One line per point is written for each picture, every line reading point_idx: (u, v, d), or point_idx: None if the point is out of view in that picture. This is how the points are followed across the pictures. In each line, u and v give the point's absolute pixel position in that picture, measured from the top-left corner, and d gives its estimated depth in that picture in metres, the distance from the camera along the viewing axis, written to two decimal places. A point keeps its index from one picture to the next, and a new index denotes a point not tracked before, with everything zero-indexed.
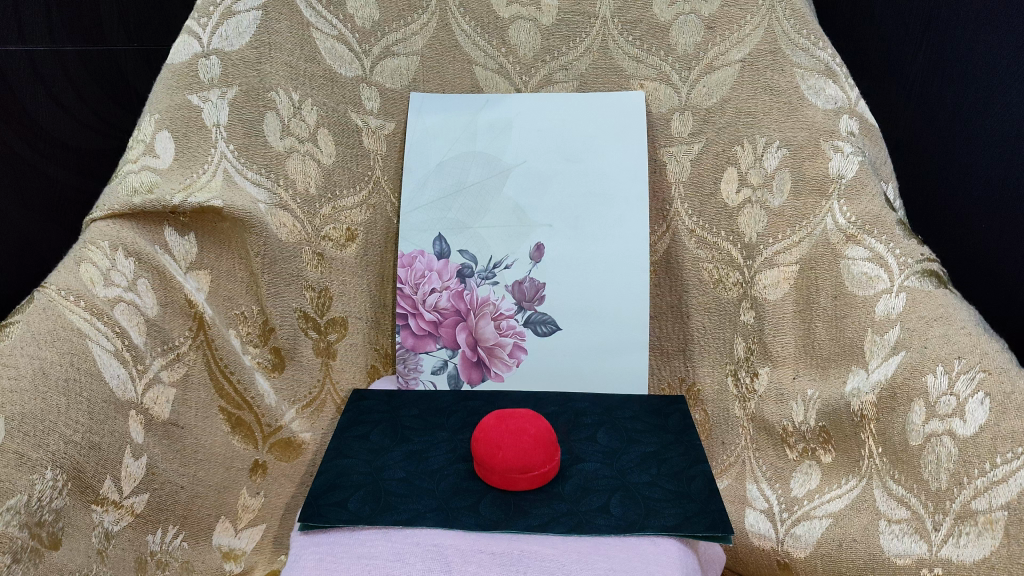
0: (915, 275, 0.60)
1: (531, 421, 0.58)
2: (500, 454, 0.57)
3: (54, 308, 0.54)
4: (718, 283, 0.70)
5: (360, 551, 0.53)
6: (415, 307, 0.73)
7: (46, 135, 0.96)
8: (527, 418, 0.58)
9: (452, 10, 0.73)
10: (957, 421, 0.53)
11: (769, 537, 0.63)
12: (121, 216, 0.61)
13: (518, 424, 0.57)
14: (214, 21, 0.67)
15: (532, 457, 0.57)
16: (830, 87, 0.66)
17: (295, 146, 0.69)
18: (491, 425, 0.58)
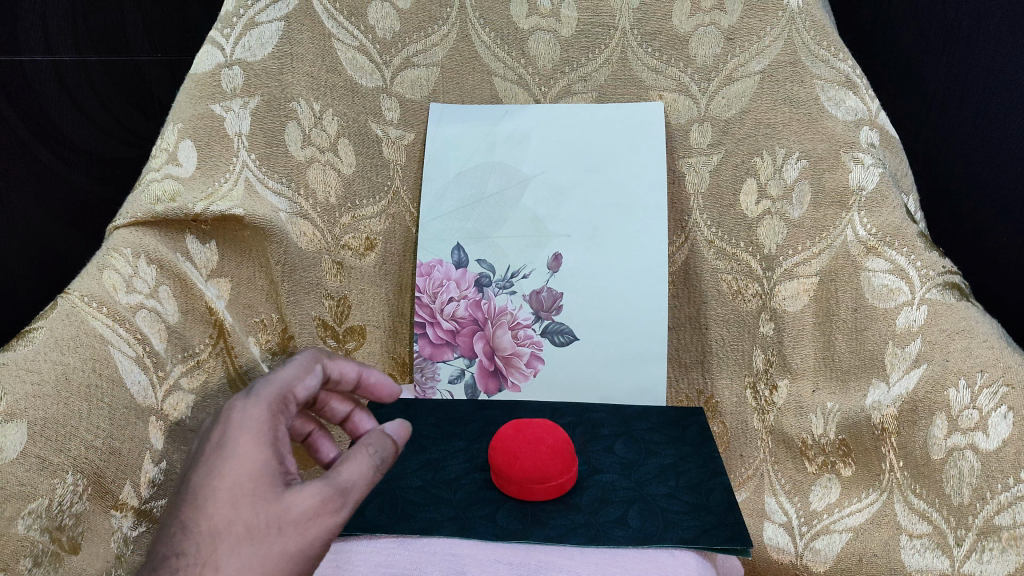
0: (937, 288, 0.59)
1: (549, 431, 0.58)
2: (518, 457, 0.57)
3: (78, 315, 0.55)
4: (737, 294, 0.70)
5: (377, 559, 0.54)
6: (433, 316, 0.73)
7: (71, 144, 0.99)
8: (544, 428, 0.59)
9: (472, 21, 0.74)
10: (980, 434, 0.52)
11: (788, 550, 0.64)
12: (144, 224, 0.62)
13: (535, 430, 0.58)
14: (237, 33, 0.68)
15: (549, 466, 0.57)
16: (851, 99, 0.66)
17: (316, 155, 0.70)
18: (508, 433, 0.59)
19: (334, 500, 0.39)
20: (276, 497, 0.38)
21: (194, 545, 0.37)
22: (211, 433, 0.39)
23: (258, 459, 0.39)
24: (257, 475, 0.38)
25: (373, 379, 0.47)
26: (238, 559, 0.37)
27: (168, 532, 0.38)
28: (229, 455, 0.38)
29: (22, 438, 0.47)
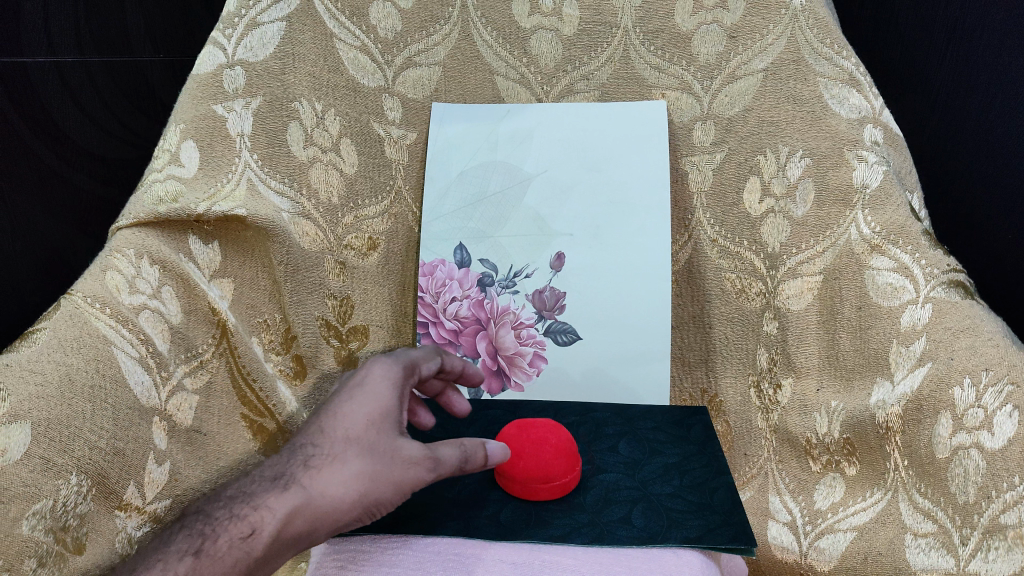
0: (942, 286, 0.59)
1: (553, 432, 0.59)
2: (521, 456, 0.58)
3: (81, 316, 0.55)
4: (740, 292, 0.69)
5: (382, 558, 0.53)
6: (436, 316, 0.73)
7: (74, 146, 0.99)
8: (549, 429, 0.59)
9: (474, 20, 0.74)
10: (985, 433, 0.52)
11: (792, 549, 0.63)
12: (147, 224, 0.62)
13: (540, 431, 0.59)
14: (239, 33, 0.67)
15: (553, 465, 0.57)
16: (854, 96, 0.66)
17: (318, 155, 0.69)
18: (512, 433, 0.60)
19: (431, 461, 0.52)
20: (394, 440, 0.53)
21: (329, 446, 0.52)
22: (361, 373, 0.56)
23: (391, 404, 0.54)
24: (385, 414, 0.54)
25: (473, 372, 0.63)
26: (356, 466, 0.51)
27: (312, 432, 0.53)
28: (374, 392, 0.54)
29: (26, 440, 0.47)
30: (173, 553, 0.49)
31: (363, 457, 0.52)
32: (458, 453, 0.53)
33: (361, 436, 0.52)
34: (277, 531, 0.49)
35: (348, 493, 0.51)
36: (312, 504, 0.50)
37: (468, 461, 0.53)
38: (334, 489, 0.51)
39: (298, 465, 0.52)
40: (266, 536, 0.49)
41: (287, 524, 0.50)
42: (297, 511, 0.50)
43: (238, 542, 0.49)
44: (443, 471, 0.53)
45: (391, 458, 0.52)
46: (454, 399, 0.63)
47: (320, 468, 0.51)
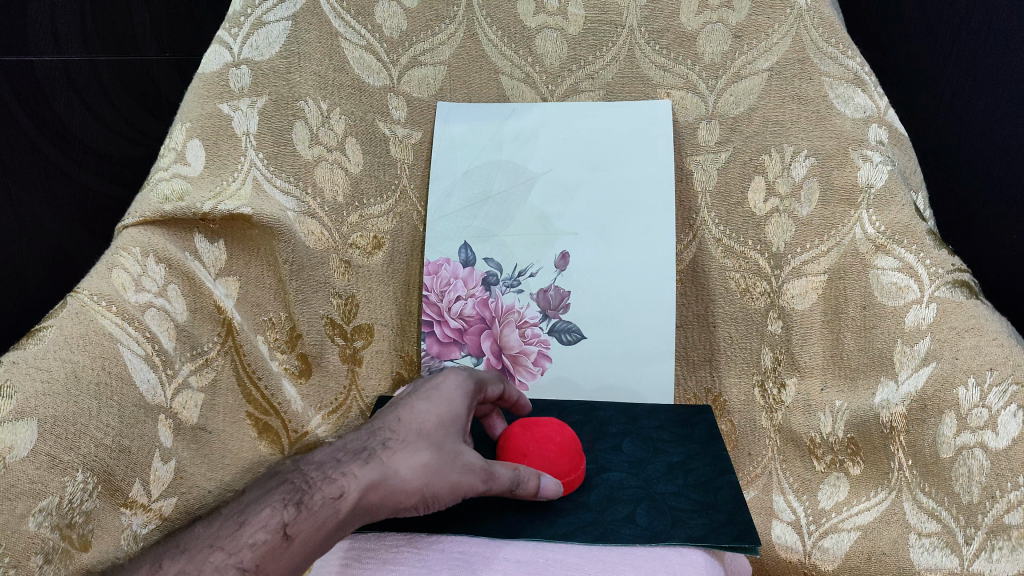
0: (946, 286, 0.59)
1: (558, 430, 0.58)
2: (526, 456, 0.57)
3: (87, 314, 0.55)
4: (745, 292, 0.69)
5: (386, 557, 0.54)
6: (441, 315, 0.73)
7: (80, 143, 1.01)
8: (553, 427, 0.59)
9: (479, 19, 0.74)
10: (989, 433, 0.52)
11: (797, 549, 0.64)
12: (153, 223, 0.62)
13: (544, 428, 0.58)
14: (245, 31, 0.68)
15: (556, 464, 0.57)
16: (859, 96, 0.65)
17: (323, 154, 0.70)
18: (517, 431, 0.59)
19: (493, 471, 0.51)
20: (462, 442, 0.52)
21: (406, 433, 0.52)
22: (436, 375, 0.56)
23: (462, 410, 0.54)
24: (456, 414, 0.54)
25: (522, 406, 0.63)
26: (429, 455, 0.51)
27: (389, 419, 0.53)
28: (449, 394, 0.54)
29: (32, 437, 0.47)
30: (261, 508, 0.47)
31: (435, 449, 0.51)
32: (514, 475, 0.52)
33: (434, 430, 0.52)
34: (358, 501, 0.48)
35: (420, 479, 0.50)
36: (387, 483, 0.50)
37: (521, 487, 0.52)
38: (402, 475, 0.50)
39: (375, 444, 0.51)
40: (350, 503, 0.48)
41: (365, 497, 0.49)
42: (375, 486, 0.49)
43: (327, 503, 0.48)
44: (498, 488, 0.52)
45: (460, 456, 0.51)
46: (496, 421, 0.63)
47: (393, 450, 0.51)
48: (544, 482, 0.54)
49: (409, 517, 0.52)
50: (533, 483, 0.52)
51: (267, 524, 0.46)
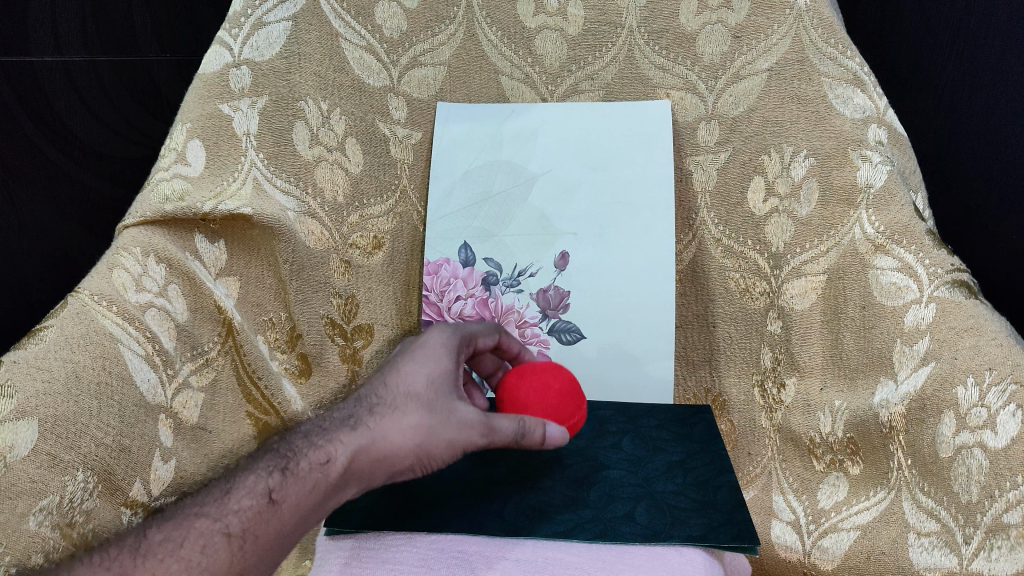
0: (946, 286, 0.59)
1: (555, 375, 0.61)
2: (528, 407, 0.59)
3: (88, 314, 0.55)
4: (745, 292, 0.69)
5: (385, 556, 0.54)
6: (441, 314, 0.74)
7: (81, 144, 1.01)
8: (550, 372, 0.61)
9: (479, 20, 0.74)
10: (988, 433, 0.52)
11: (796, 549, 0.64)
12: (154, 223, 0.62)
13: (540, 378, 0.61)
14: (245, 32, 0.68)
15: (561, 408, 0.60)
16: (858, 96, 0.65)
17: (324, 154, 0.70)
18: (512, 382, 0.61)
19: (490, 423, 0.53)
20: (456, 399, 0.55)
21: (395, 397, 0.54)
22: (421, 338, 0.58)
23: (450, 367, 0.56)
24: (445, 372, 0.56)
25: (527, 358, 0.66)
26: (421, 415, 0.53)
27: (377, 385, 0.55)
28: (434, 354, 0.56)
29: (33, 436, 0.47)
30: (251, 476, 0.49)
31: (427, 409, 0.53)
32: (516, 426, 0.54)
33: (424, 392, 0.54)
34: (349, 463, 0.51)
35: (414, 439, 0.52)
36: (377, 445, 0.52)
37: (525, 437, 0.54)
38: (395, 435, 0.52)
39: (364, 411, 0.53)
40: (339, 466, 0.50)
41: (358, 459, 0.51)
42: (365, 449, 0.51)
43: (315, 468, 0.50)
44: (500, 441, 0.54)
45: (453, 412, 0.53)
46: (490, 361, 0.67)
47: (384, 414, 0.53)
48: (551, 430, 0.56)
49: (412, 475, 0.54)
50: (539, 431, 0.54)
51: (256, 487, 0.48)
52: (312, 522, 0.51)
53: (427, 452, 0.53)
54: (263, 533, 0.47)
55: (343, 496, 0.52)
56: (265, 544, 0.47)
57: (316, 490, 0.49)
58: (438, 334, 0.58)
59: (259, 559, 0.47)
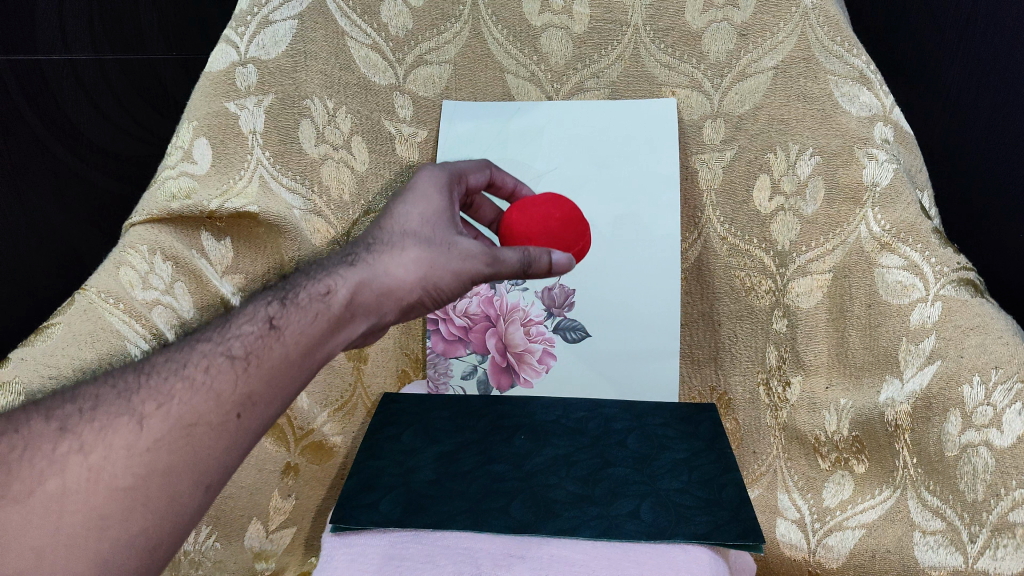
0: (951, 284, 0.59)
1: (556, 205, 0.65)
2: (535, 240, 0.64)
3: (95, 311, 0.56)
4: (750, 290, 0.69)
5: (392, 552, 0.55)
6: (446, 312, 0.72)
7: (87, 142, 1.02)
8: (551, 202, 0.65)
9: (485, 19, 0.73)
10: (994, 431, 0.53)
11: (801, 547, 0.65)
12: (160, 220, 0.62)
13: (545, 211, 0.65)
14: (251, 30, 0.67)
15: (566, 237, 0.65)
16: (864, 94, 0.65)
17: (329, 153, 0.70)
18: (515, 218, 0.65)
19: (491, 251, 0.56)
20: (454, 234, 0.57)
21: (391, 237, 0.55)
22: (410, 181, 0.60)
23: (442, 205, 0.58)
24: (439, 211, 0.57)
25: (524, 192, 0.69)
26: (421, 250, 0.55)
27: (372, 230, 0.57)
28: (425, 193, 0.58)
29: None
30: (253, 308, 0.51)
31: (426, 246, 0.55)
32: (518, 256, 0.56)
33: (419, 229, 0.56)
34: (349, 296, 0.52)
35: (416, 272, 0.54)
36: (378, 278, 0.53)
37: (529, 266, 0.57)
38: (396, 270, 0.54)
39: (362, 250, 0.55)
40: (339, 298, 0.51)
41: (360, 292, 0.52)
42: (366, 282, 0.53)
43: (316, 299, 0.51)
44: (506, 271, 0.57)
45: (452, 246, 0.56)
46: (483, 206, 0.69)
47: (381, 251, 0.55)
48: (557, 257, 0.58)
49: (419, 311, 0.57)
50: (545, 259, 0.57)
51: (258, 317, 0.50)
52: (320, 357, 0.51)
53: (431, 282, 0.55)
54: (266, 357, 0.48)
55: (353, 329, 0.53)
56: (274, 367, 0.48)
57: (318, 321, 0.50)
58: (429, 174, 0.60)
59: (269, 383, 0.47)
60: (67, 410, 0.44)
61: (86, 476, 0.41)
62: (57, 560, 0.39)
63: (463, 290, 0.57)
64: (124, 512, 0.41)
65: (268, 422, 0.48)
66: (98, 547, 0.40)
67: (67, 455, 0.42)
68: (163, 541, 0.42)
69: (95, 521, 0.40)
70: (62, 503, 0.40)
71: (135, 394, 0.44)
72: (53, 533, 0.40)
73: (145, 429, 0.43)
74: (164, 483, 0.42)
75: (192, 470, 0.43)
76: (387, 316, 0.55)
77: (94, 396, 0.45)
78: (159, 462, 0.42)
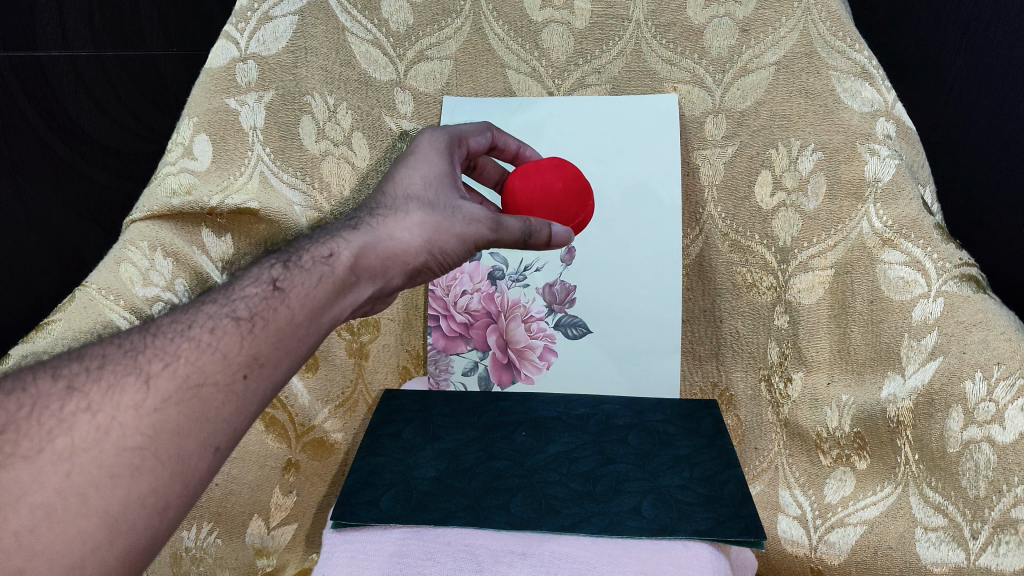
0: (954, 280, 0.59)
1: (557, 174, 0.63)
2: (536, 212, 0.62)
3: (96, 308, 0.57)
4: (751, 286, 0.69)
5: (392, 549, 0.54)
6: (447, 309, 0.73)
7: (89, 139, 1.02)
8: (552, 171, 0.63)
9: (486, 14, 0.72)
10: (995, 428, 0.53)
11: (803, 543, 0.64)
12: (161, 216, 0.63)
13: (546, 179, 0.62)
14: (252, 26, 0.68)
15: (565, 208, 0.63)
16: (866, 89, 0.65)
17: (329, 149, 0.70)
18: (516, 185, 0.63)
19: (494, 216, 0.55)
20: (456, 197, 0.56)
21: (393, 202, 0.54)
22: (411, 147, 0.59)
23: (443, 170, 0.57)
24: (440, 175, 0.56)
25: (525, 154, 0.67)
26: (424, 215, 0.54)
27: (374, 196, 0.56)
28: (426, 158, 0.57)
29: None
30: (256, 271, 0.49)
31: (428, 211, 0.54)
32: (521, 225, 0.55)
33: (422, 194, 0.55)
34: (352, 260, 0.50)
35: (421, 237, 0.53)
36: (382, 242, 0.52)
37: (531, 237, 0.56)
38: (400, 234, 0.53)
39: (365, 216, 0.54)
40: (343, 261, 0.50)
41: (363, 256, 0.51)
42: (371, 245, 0.51)
43: (320, 262, 0.49)
44: (508, 239, 0.55)
45: (455, 211, 0.54)
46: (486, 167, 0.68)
47: (385, 217, 0.53)
48: (556, 230, 0.57)
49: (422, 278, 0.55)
50: (544, 232, 0.56)
51: (261, 280, 0.47)
52: (325, 323, 0.49)
53: (434, 244, 0.53)
54: (272, 318, 0.45)
55: (357, 294, 0.51)
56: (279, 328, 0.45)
57: (323, 284, 0.48)
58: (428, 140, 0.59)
59: (274, 344, 0.45)
60: (72, 368, 0.41)
61: (94, 434, 0.38)
62: (67, 522, 0.36)
63: (465, 257, 0.56)
64: (133, 471, 0.38)
65: (275, 386, 0.45)
66: (107, 507, 0.37)
67: (75, 414, 0.39)
68: (172, 503, 0.39)
69: (106, 480, 0.37)
70: (73, 461, 0.37)
71: (141, 353, 0.42)
72: (60, 491, 0.36)
73: (151, 387, 0.40)
74: (174, 443, 0.39)
75: (200, 432, 0.40)
76: (391, 281, 0.53)
77: (100, 356, 0.42)
78: (167, 420, 0.39)
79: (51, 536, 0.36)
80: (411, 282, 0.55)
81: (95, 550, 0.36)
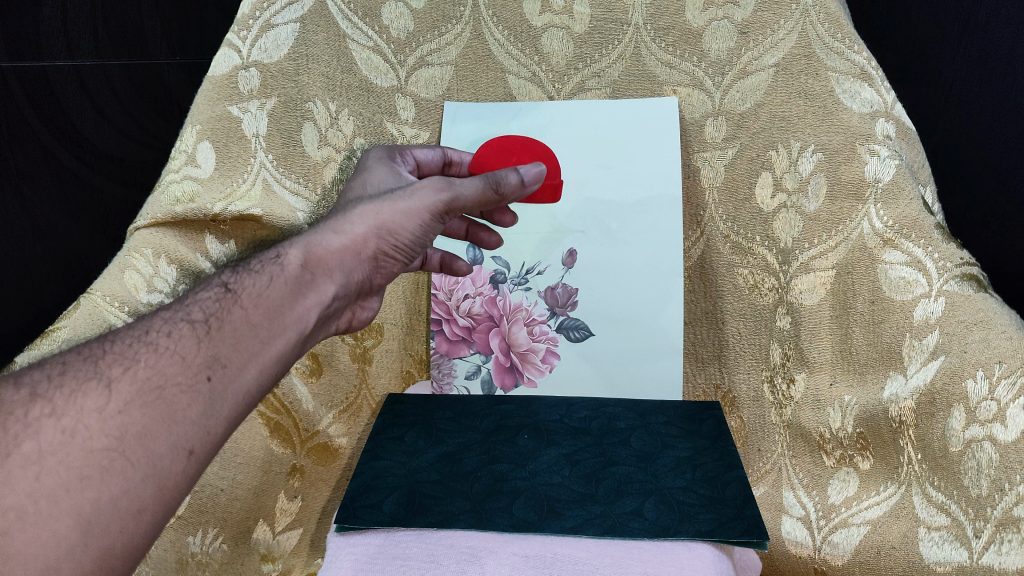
0: (955, 280, 0.59)
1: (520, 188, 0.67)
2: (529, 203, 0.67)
3: (99, 314, 0.59)
4: (753, 288, 0.69)
5: (395, 552, 0.55)
6: (449, 312, 0.73)
7: (92, 147, 1.03)
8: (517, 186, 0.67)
9: (486, 20, 0.73)
10: (997, 426, 0.54)
11: (806, 544, 0.64)
12: (164, 224, 0.64)
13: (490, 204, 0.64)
14: (254, 34, 0.68)
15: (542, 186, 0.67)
16: (865, 91, 0.65)
17: (332, 155, 0.70)
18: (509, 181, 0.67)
19: (441, 186, 0.56)
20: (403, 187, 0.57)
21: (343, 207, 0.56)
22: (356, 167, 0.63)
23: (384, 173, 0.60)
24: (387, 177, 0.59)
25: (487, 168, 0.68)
26: (372, 203, 0.55)
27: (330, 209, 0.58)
28: (372, 167, 0.61)
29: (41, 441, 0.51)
30: (210, 280, 0.50)
31: (375, 199, 0.55)
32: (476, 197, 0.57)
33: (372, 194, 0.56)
34: (303, 255, 0.51)
35: (371, 221, 0.54)
36: (333, 238, 0.53)
37: (498, 185, 0.58)
38: (351, 229, 0.53)
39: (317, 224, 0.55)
40: (294, 258, 0.50)
41: (314, 250, 0.51)
42: (319, 242, 0.52)
43: (270, 264, 0.50)
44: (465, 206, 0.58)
45: (401, 192, 0.56)
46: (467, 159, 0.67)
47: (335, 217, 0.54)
48: (523, 173, 0.59)
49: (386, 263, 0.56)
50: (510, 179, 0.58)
51: (213, 286, 0.49)
52: (292, 321, 0.49)
53: (384, 225, 0.54)
54: (227, 318, 0.46)
55: (321, 291, 0.51)
56: (234, 326, 0.46)
57: (276, 281, 0.49)
58: (372, 155, 0.63)
59: (234, 340, 0.46)
60: (34, 375, 0.41)
61: (60, 438, 0.39)
62: (42, 525, 0.36)
63: (425, 236, 0.57)
64: (103, 472, 0.38)
65: (247, 389, 0.46)
66: (80, 508, 0.37)
67: (40, 419, 0.39)
68: (148, 506, 0.40)
69: (76, 483, 0.38)
70: (41, 464, 0.38)
71: (102, 359, 0.42)
72: (31, 493, 0.37)
73: (113, 391, 0.41)
74: (141, 444, 0.40)
75: (169, 433, 0.41)
76: (354, 273, 0.54)
77: (61, 363, 0.42)
78: (132, 422, 0.40)
79: (25, 538, 0.36)
80: (377, 273, 0.56)
81: (71, 551, 0.37)
